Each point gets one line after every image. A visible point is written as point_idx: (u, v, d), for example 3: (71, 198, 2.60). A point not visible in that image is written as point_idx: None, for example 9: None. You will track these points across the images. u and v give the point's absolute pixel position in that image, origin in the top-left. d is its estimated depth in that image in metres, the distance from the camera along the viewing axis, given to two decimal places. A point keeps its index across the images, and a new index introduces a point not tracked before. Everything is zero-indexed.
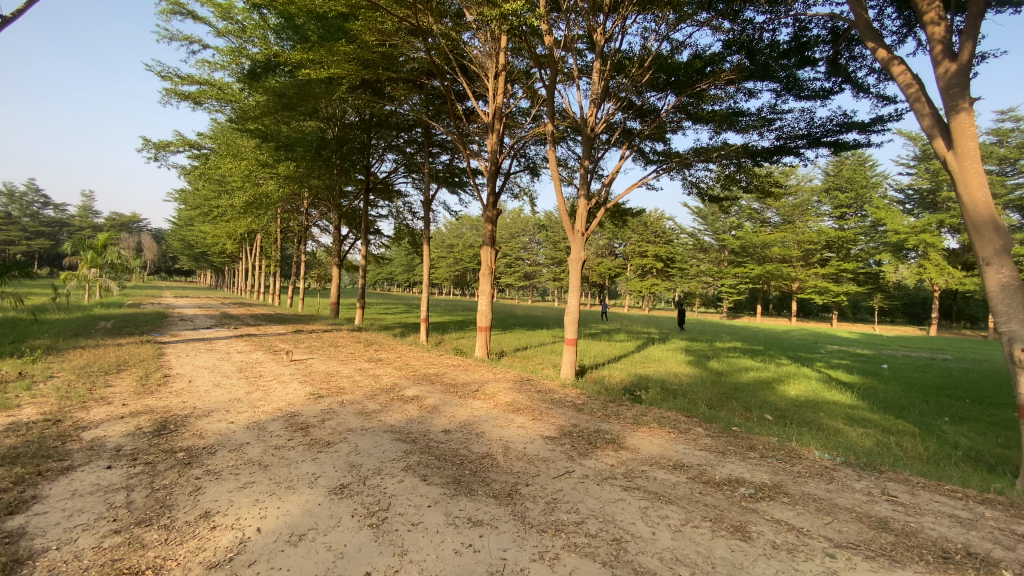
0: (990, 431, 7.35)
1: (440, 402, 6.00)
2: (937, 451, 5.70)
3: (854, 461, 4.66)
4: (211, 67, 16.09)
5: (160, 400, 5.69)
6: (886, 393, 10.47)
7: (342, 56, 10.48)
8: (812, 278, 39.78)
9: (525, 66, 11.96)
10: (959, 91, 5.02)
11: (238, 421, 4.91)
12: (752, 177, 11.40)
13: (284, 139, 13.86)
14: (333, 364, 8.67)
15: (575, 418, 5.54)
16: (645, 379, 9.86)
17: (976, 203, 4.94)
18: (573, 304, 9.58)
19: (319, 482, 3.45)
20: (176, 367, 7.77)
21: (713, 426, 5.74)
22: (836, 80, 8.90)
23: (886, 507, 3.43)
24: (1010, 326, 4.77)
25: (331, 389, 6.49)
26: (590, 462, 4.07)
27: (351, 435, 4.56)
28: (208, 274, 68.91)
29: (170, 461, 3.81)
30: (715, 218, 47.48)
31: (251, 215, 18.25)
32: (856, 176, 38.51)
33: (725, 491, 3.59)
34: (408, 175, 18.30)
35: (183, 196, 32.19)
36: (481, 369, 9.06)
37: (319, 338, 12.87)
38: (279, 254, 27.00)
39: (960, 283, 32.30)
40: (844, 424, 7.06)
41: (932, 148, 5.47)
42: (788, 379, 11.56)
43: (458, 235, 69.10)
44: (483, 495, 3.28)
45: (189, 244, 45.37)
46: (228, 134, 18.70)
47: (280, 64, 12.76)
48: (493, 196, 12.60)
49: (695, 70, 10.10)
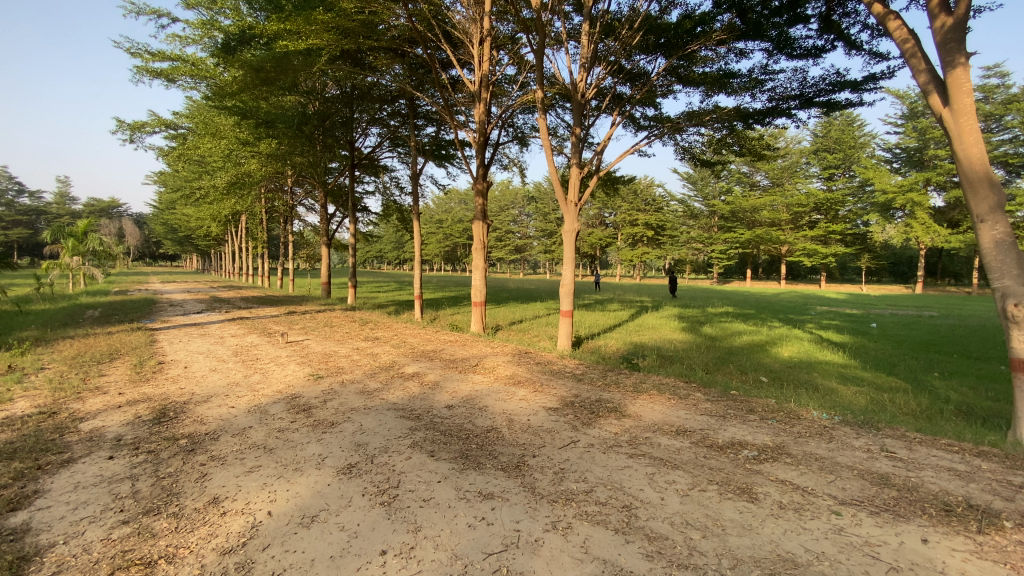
0: (979, 384, 7.54)
1: (441, 377, 6.02)
2: (928, 405, 5.86)
3: (851, 419, 4.76)
4: (182, 41, 15.42)
5: (157, 387, 5.62)
6: (877, 351, 10.67)
7: (320, 26, 10.06)
8: (801, 241, 40.06)
9: (511, 30, 11.61)
10: (955, 46, 4.91)
11: (238, 405, 4.87)
12: (744, 140, 11.27)
13: (263, 115, 13.42)
14: (330, 344, 8.63)
15: (576, 388, 5.58)
16: (641, 347, 9.95)
17: (971, 160, 4.89)
18: (568, 275, 9.55)
19: (326, 463, 3.44)
20: (170, 353, 7.67)
21: (712, 390, 5.82)
22: (828, 37, 8.71)
23: (886, 463, 3.52)
24: (1003, 282, 4.81)
25: (330, 369, 6.47)
26: (594, 431, 4.10)
27: (354, 414, 4.55)
28: (195, 259, 68.05)
29: (173, 449, 3.78)
30: (704, 183, 47.30)
31: (234, 196, 17.82)
32: (844, 137, 38.33)
33: (729, 454, 3.64)
34: (393, 149, 17.88)
35: (163, 179, 31.32)
36: (478, 343, 9.09)
37: (313, 318, 12.77)
38: (266, 235, 26.53)
39: (945, 241, 32.75)
40: (837, 383, 7.21)
41: (928, 105, 5.38)
42: (781, 341, 11.74)
43: (447, 210, 68.43)
44: (492, 468, 3.29)
45: (173, 228, 44.56)
46: (204, 112, 18.07)
47: (255, 36, 12.24)
48: (483, 168, 12.38)
49: (686, 31, 9.73)
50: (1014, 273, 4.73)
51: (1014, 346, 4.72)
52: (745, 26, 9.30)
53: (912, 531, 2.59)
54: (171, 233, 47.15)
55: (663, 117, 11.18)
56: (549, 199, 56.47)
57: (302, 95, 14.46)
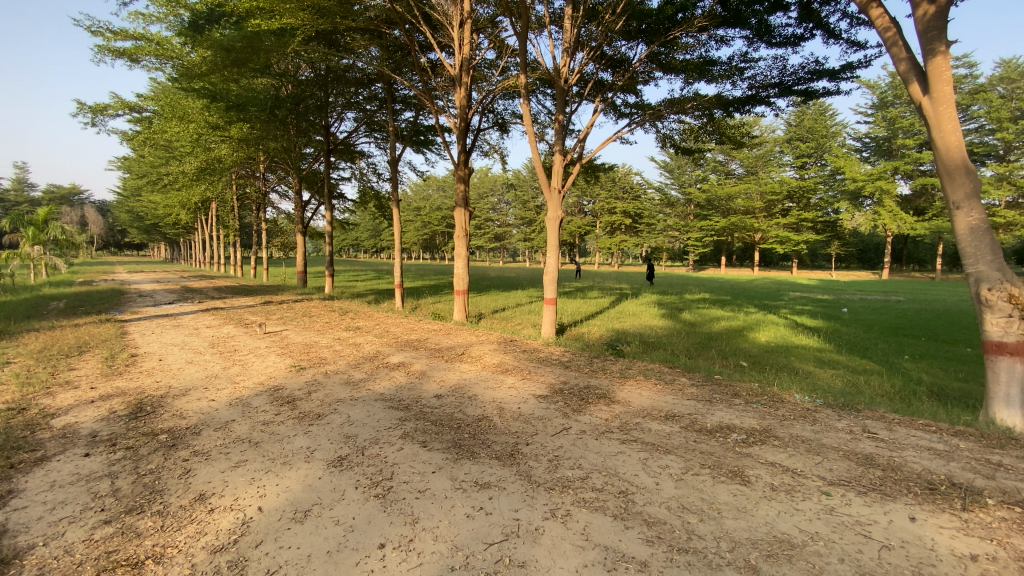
0: (947, 366, 7.87)
1: (427, 366, 5.96)
2: (901, 387, 6.08)
3: (832, 401, 4.90)
4: (146, 19, 14.69)
5: (130, 381, 5.40)
6: (849, 335, 11.01)
7: (295, 5, 9.68)
8: (774, 229, 40.97)
9: (491, 14, 11.41)
10: (936, 34, 5.00)
11: (219, 398, 4.72)
12: (723, 128, 11.35)
13: (234, 98, 12.91)
14: (310, 334, 8.43)
15: (564, 375, 5.59)
16: (623, 334, 10.04)
17: (949, 147, 5.03)
18: (552, 263, 9.53)
19: (315, 456, 3.36)
20: (143, 345, 7.39)
21: (697, 375, 5.91)
22: (808, 25, 8.80)
23: (870, 444, 3.64)
24: (978, 267, 5.00)
25: (312, 360, 6.33)
26: (585, 417, 4.11)
27: (341, 405, 4.45)
28: (164, 248, 65.95)
29: (153, 445, 3.64)
30: (681, 171, 47.77)
31: (204, 183, 17.21)
32: (817, 126, 39.04)
33: (719, 438, 3.69)
34: (370, 135, 17.49)
35: (127, 165, 30.04)
36: (462, 332, 9.03)
37: (291, 308, 12.50)
38: (238, 223, 25.73)
39: (910, 228, 33.90)
40: (814, 366, 7.41)
41: (908, 93, 5.50)
42: (758, 326, 12.00)
43: (425, 198, 67.74)
44: (486, 457, 3.26)
45: (139, 216, 42.98)
46: (171, 94, 17.32)
47: (224, 15, 11.73)
48: (464, 154, 12.20)
49: (666, 17, 9.61)
50: (988, 258, 4.92)
51: (988, 329, 4.93)
52: (726, 13, 9.33)
53: (900, 510, 2.70)
54: (137, 221, 45.43)
55: (644, 103, 11.16)
56: (528, 187, 56.32)
57: (274, 77, 13.96)
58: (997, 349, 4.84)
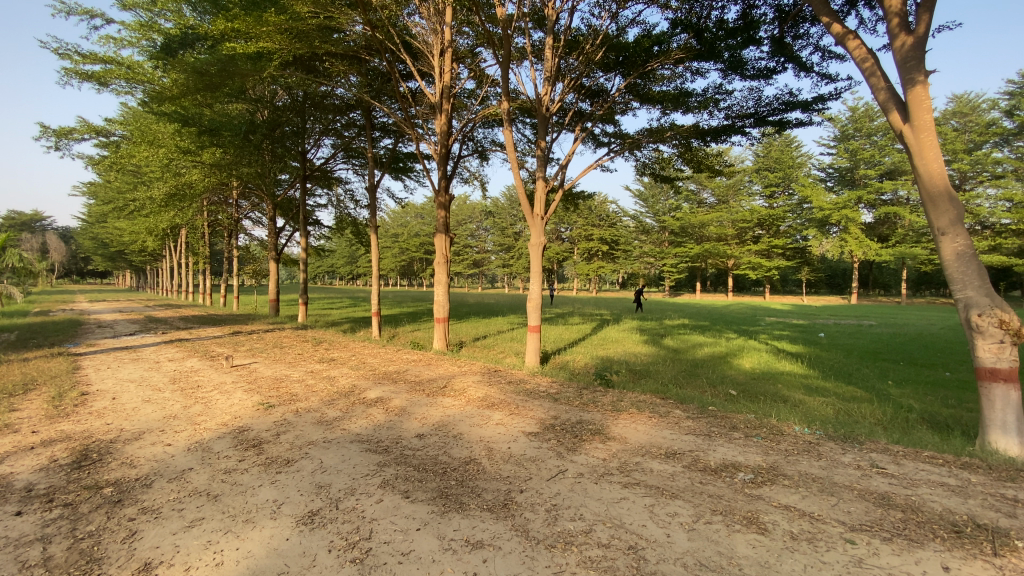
0: (931, 391, 7.85)
1: (407, 402, 5.57)
2: (894, 415, 5.98)
3: (833, 433, 4.70)
4: (117, 43, 14.32)
5: (78, 423, 4.88)
6: (831, 360, 11.03)
7: (272, 28, 9.54)
8: (746, 255, 41.95)
9: (471, 44, 11.51)
10: (915, 65, 5.12)
11: (177, 442, 4.27)
12: (699, 157, 11.49)
13: (207, 123, 12.62)
14: (281, 367, 7.94)
15: (554, 410, 5.28)
16: (609, 362, 9.82)
17: (932, 174, 5.07)
18: (536, 290, 9.30)
19: (283, 511, 2.98)
20: (95, 382, 6.79)
21: (690, 406, 5.66)
22: (780, 59, 9.02)
23: (882, 481, 3.44)
24: (966, 293, 4.97)
25: (282, 396, 5.89)
26: (581, 457, 3.82)
27: (313, 449, 4.06)
28: (128, 276, 63.62)
29: (96, 501, 3.19)
30: (655, 199, 48.85)
31: (173, 209, 16.64)
32: (784, 157, 40.56)
33: (726, 478, 3.44)
34: (348, 161, 17.25)
35: (92, 190, 29.01)
36: (443, 363, 8.66)
37: (261, 339, 11.89)
38: (208, 250, 24.95)
39: (876, 254, 35.14)
40: (804, 394, 7.28)
41: (888, 121, 5.57)
42: (741, 352, 11.94)
43: (403, 225, 67.59)
44: (476, 509, 2.93)
45: (104, 243, 41.46)
46: (142, 119, 16.84)
47: (199, 39, 11.50)
48: (444, 180, 12.06)
49: (643, 49, 9.93)
50: (976, 283, 4.90)
51: (980, 355, 4.85)
52: (701, 46, 9.53)
53: (931, 558, 2.46)
54: (101, 248, 43.69)
55: (623, 133, 11.27)
56: (506, 214, 56.90)
57: (250, 103, 13.72)
58: (990, 375, 4.76)
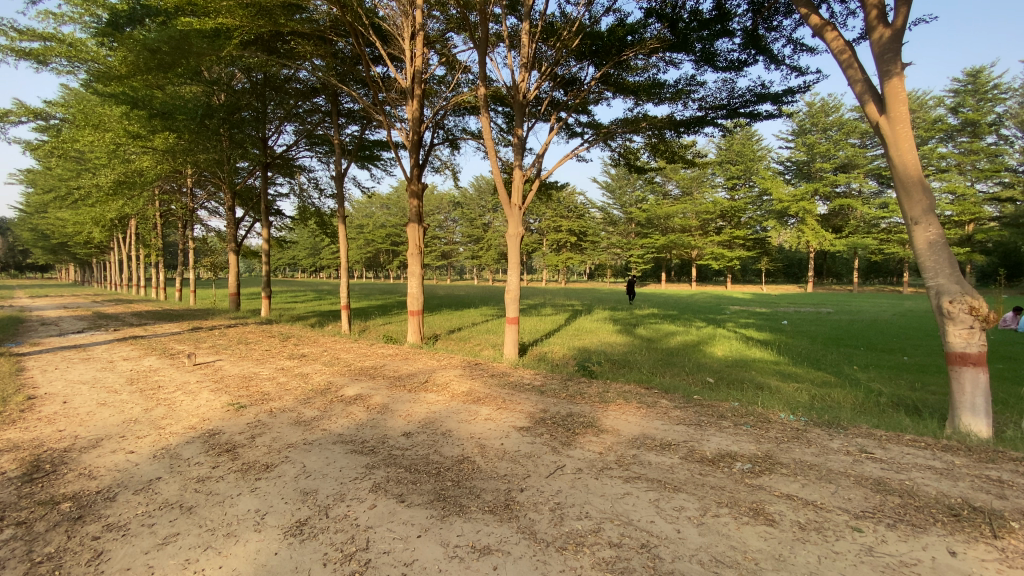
0: (895, 375, 8.19)
1: (389, 399, 5.36)
2: (866, 399, 6.18)
3: (817, 419, 4.77)
4: (57, 19, 13.21)
5: (26, 431, 4.44)
6: (797, 347, 11.39)
7: (233, 3, 8.97)
8: (709, 246, 43.09)
9: (442, 28, 11.21)
10: (892, 57, 5.23)
11: (141, 450, 3.93)
12: (673, 148, 11.52)
13: (159, 106, 11.88)
14: (248, 365, 7.53)
15: (542, 403, 5.18)
16: (586, 352, 9.82)
17: (906, 165, 5.21)
18: (514, 282, 9.16)
19: (267, 522, 2.74)
20: (42, 386, 6.22)
21: (676, 395, 5.65)
22: (751, 51, 9.11)
23: (874, 466, 3.52)
24: (938, 281, 5.12)
25: (253, 396, 5.56)
26: (577, 452, 3.73)
27: (293, 452, 3.80)
28: (73, 269, 59.87)
29: (54, 518, 2.87)
30: (622, 191, 49.48)
31: (122, 198, 15.62)
32: (745, 150, 41.43)
33: (724, 469, 3.41)
34: (311, 149, 16.57)
35: (32, 177, 27.01)
36: (421, 356, 8.42)
37: (223, 335, 11.27)
38: (161, 242, 23.57)
39: (830, 244, 36.65)
40: (778, 380, 7.44)
41: (864, 113, 5.69)
42: (712, 340, 12.17)
43: (368, 215, 66.10)
44: (478, 512, 2.78)
45: (44, 234, 38.79)
46: (87, 101, 15.69)
47: (149, 14, 10.73)
48: (417, 168, 11.71)
49: (617, 38, 9.81)
50: (948, 271, 5.06)
51: (951, 340, 5.02)
52: (674, 37, 9.52)
53: (937, 544, 2.49)
54: (42, 240, 40.84)
55: (597, 123, 11.21)
56: (475, 205, 56.46)
57: (206, 85, 13.00)
58: (960, 360, 4.94)
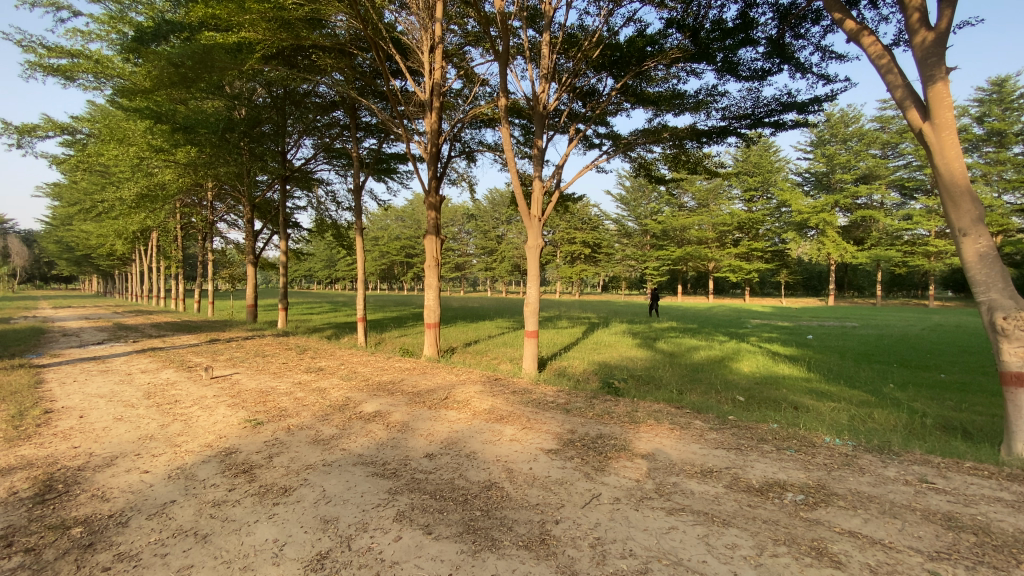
0: (937, 395, 7.76)
1: (409, 417, 5.16)
2: (910, 421, 5.85)
3: (867, 444, 4.45)
4: (85, 37, 13.54)
5: (41, 447, 4.33)
6: (827, 363, 10.97)
7: (255, 15, 9.03)
8: (726, 258, 42.56)
9: (460, 42, 11.24)
10: (936, 61, 4.99)
11: (156, 469, 3.79)
12: (694, 159, 11.28)
13: (181, 120, 12.00)
14: (266, 379, 7.41)
15: (568, 422, 4.94)
16: (608, 368, 9.53)
17: (953, 173, 4.92)
18: (533, 294, 8.95)
19: (285, 555, 2.56)
20: (60, 399, 6.15)
21: (709, 416, 5.35)
22: (776, 60, 8.89)
23: (940, 499, 3.22)
24: (990, 295, 4.81)
25: (271, 412, 5.40)
26: (611, 478, 3.49)
27: (312, 475, 3.62)
28: (95, 280, 61.40)
29: (63, 545, 2.71)
30: (637, 203, 49.17)
31: (144, 210, 15.85)
32: (762, 161, 40.92)
33: (775, 500, 3.15)
34: (329, 162, 16.66)
35: (60, 192, 27.77)
36: (439, 371, 8.23)
37: (240, 347, 11.21)
38: (180, 254, 23.87)
39: (852, 257, 35.93)
40: (813, 399, 7.08)
41: (906, 119, 5.42)
42: (738, 355, 11.79)
43: (383, 227, 66.60)
44: (512, 547, 2.57)
45: (69, 246, 39.83)
46: (112, 116, 16.02)
47: (174, 29, 10.88)
48: (434, 181, 11.65)
49: (637, 49, 9.68)
50: (1000, 285, 4.75)
51: (1005, 359, 4.68)
52: (695, 47, 9.37)
53: None
54: (66, 252, 41.81)
55: (616, 134, 11.05)
56: (489, 217, 56.52)
57: (227, 99, 13.15)
58: (1017, 381, 4.59)
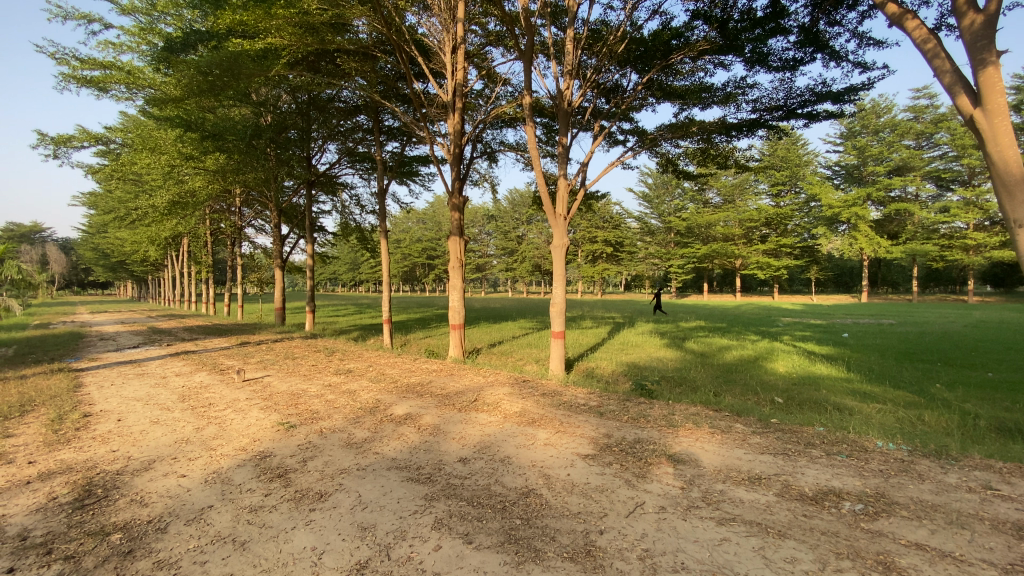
0: (990, 395, 7.33)
1: (440, 419, 5.10)
2: (965, 423, 5.51)
3: (922, 449, 4.20)
4: (116, 49, 13.95)
5: (81, 451, 4.40)
6: (866, 362, 10.54)
7: (282, 21, 9.12)
8: (753, 255, 41.63)
9: (481, 43, 11.17)
10: (986, 44, 4.67)
11: (192, 473, 3.80)
12: (723, 153, 10.97)
13: (210, 128, 12.25)
14: (296, 381, 7.46)
15: (603, 426, 4.81)
16: (637, 368, 9.34)
17: (1008, 162, 4.59)
18: (560, 295, 8.81)
19: (325, 563, 2.51)
20: (99, 403, 6.28)
21: (750, 419, 5.14)
22: (809, 49, 8.57)
23: (1010, 507, 2.98)
24: None
25: (302, 415, 5.41)
26: (654, 485, 3.35)
27: (347, 479, 3.58)
28: (130, 285, 63.45)
29: (103, 552, 2.71)
30: (660, 201, 48.44)
31: (175, 217, 16.24)
32: (790, 155, 39.88)
33: (831, 509, 2.97)
34: (353, 166, 16.81)
35: (96, 201, 28.76)
36: (466, 372, 8.17)
37: (270, 350, 11.36)
38: (211, 259, 24.43)
39: (886, 252, 34.64)
40: (856, 401, 6.76)
41: (954, 106, 5.09)
42: (771, 355, 11.43)
43: (405, 229, 67.15)
44: (556, 558, 2.47)
45: (106, 253, 41.22)
46: (144, 125, 16.49)
47: (203, 38, 11.11)
48: (458, 182, 11.60)
49: (662, 42, 9.44)
50: None
51: None
52: (723, 38, 9.09)
53: None
54: (102, 259, 43.30)
55: (642, 130, 10.80)
56: (509, 218, 56.39)
57: (254, 107, 13.41)
58: None
